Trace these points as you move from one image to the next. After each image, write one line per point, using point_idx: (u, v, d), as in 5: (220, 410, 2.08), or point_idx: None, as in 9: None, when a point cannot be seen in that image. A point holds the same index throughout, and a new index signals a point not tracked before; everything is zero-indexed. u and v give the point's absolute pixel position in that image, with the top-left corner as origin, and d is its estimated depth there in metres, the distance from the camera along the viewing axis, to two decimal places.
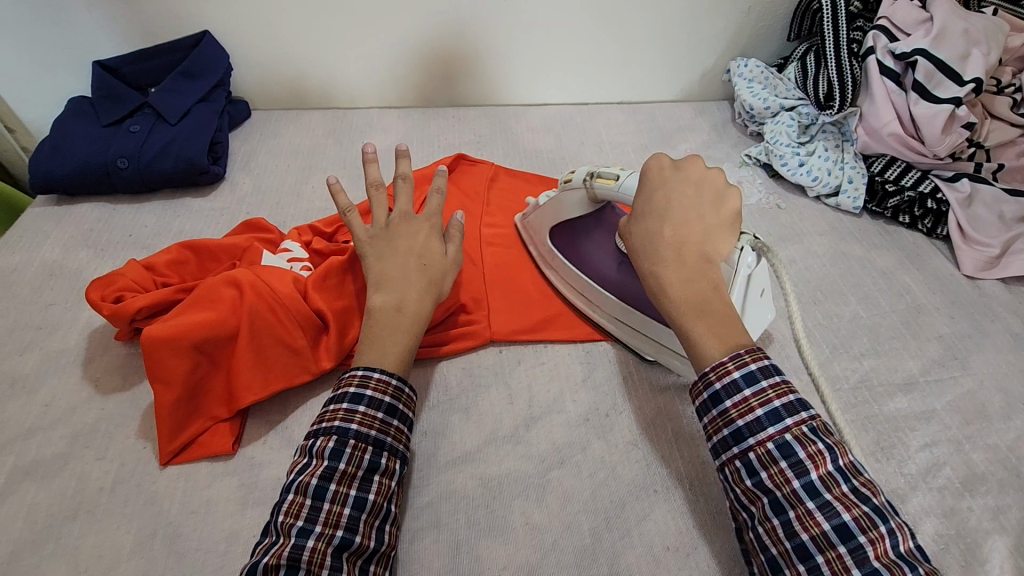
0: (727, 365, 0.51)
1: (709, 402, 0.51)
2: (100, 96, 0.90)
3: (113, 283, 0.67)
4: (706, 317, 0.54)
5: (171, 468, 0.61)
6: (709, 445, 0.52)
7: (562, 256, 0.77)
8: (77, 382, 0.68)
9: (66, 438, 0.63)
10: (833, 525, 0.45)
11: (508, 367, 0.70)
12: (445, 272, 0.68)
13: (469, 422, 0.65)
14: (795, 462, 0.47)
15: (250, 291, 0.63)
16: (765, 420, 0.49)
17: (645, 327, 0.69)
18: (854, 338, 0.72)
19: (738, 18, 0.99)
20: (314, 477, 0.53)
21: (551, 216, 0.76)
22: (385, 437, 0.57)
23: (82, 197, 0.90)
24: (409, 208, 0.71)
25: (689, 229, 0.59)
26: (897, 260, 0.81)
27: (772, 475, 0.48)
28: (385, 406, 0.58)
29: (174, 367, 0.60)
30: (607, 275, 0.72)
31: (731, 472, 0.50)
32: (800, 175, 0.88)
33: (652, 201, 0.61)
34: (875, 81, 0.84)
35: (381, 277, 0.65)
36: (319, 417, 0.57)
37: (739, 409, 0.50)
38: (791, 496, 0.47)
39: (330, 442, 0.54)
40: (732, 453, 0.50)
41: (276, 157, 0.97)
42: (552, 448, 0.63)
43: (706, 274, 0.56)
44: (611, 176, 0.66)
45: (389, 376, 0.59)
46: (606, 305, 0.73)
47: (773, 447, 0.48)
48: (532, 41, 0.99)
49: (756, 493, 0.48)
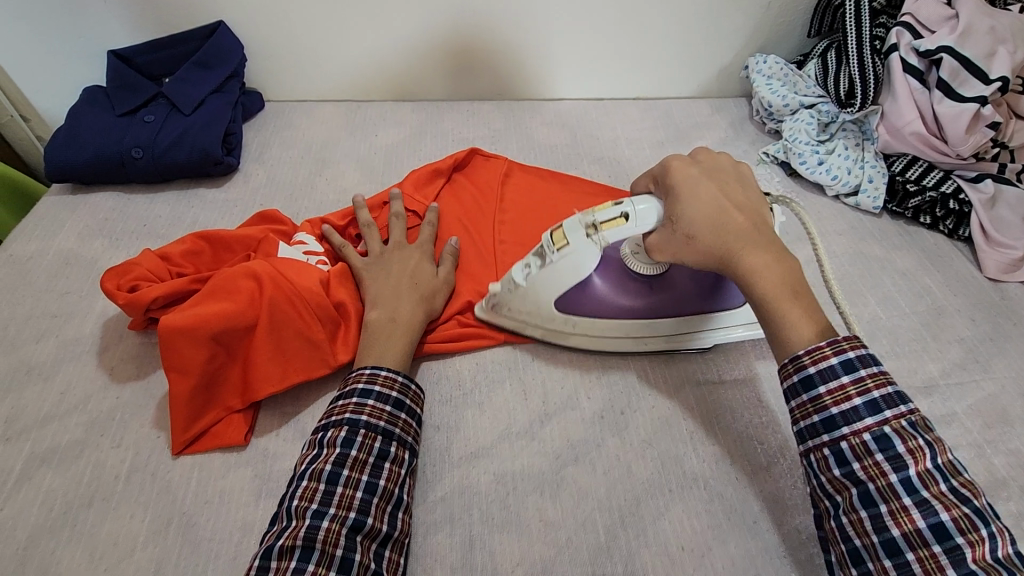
0: (825, 351, 0.51)
1: (801, 388, 0.51)
2: (115, 86, 0.91)
3: (129, 272, 0.67)
4: (800, 300, 0.54)
5: (185, 458, 0.61)
6: (796, 430, 0.53)
7: (578, 316, 0.68)
8: (92, 370, 0.68)
9: (81, 425, 0.63)
10: (929, 523, 0.45)
11: (522, 363, 0.70)
12: (438, 289, 0.71)
13: (483, 417, 0.65)
14: (893, 456, 0.47)
15: (269, 284, 0.64)
16: (862, 410, 0.49)
17: (688, 326, 0.68)
18: (872, 340, 0.71)
19: (757, 14, 0.98)
20: (328, 464, 0.54)
21: (554, 288, 0.65)
22: (393, 427, 0.58)
23: (98, 186, 0.90)
24: (402, 239, 0.75)
25: (747, 214, 0.58)
26: (917, 261, 0.80)
27: (865, 467, 0.48)
28: (393, 400, 0.59)
29: (190, 356, 0.60)
30: (642, 303, 0.67)
31: (819, 460, 0.50)
32: (819, 174, 0.87)
33: (697, 200, 0.57)
34: (898, 79, 0.83)
35: (377, 296, 0.68)
36: (328, 411, 0.59)
37: (836, 396, 0.50)
38: (885, 490, 0.47)
39: (341, 432, 0.56)
40: (823, 441, 0.50)
41: (290, 149, 0.97)
42: (566, 444, 0.62)
43: (784, 255, 0.56)
44: (618, 215, 0.59)
45: (395, 373, 0.61)
46: (649, 331, 0.68)
47: (870, 439, 0.48)
48: (548, 35, 0.99)
49: (845, 483, 0.49)
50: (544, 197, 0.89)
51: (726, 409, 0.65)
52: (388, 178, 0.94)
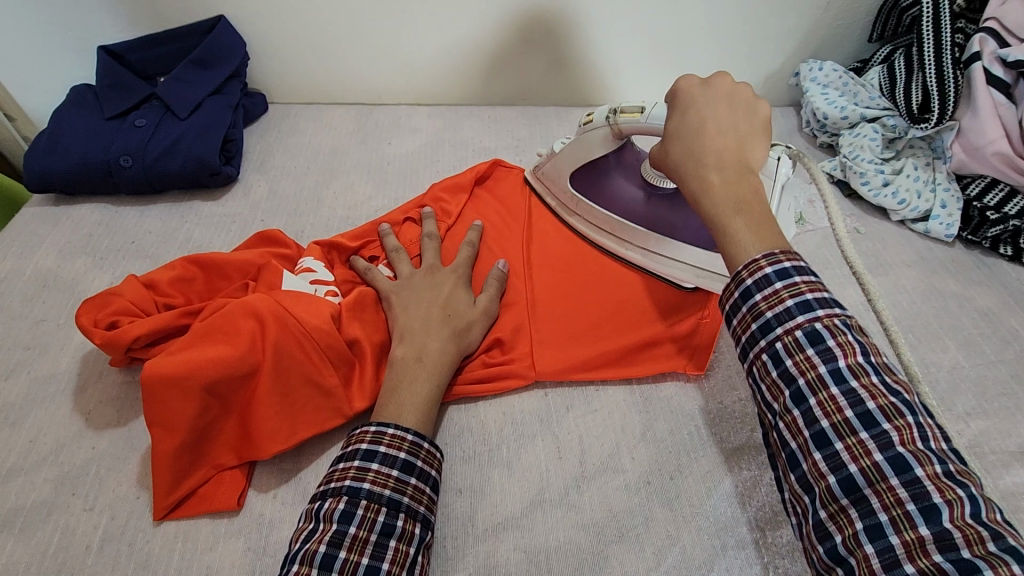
0: (759, 261, 0.42)
1: (737, 300, 0.43)
2: (104, 85, 0.82)
3: (108, 305, 0.58)
4: (748, 218, 0.45)
5: (167, 525, 0.53)
6: (732, 343, 0.44)
7: (583, 199, 0.73)
8: (66, 415, 0.60)
9: (50, 482, 0.55)
10: (858, 412, 0.38)
11: (554, 414, 0.61)
12: (474, 322, 0.63)
13: (512, 479, 0.56)
14: (824, 350, 0.39)
15: (272, 322, 0.55)
16: (795, 309, 0.41)
17: (680, 254, 0.67)
18: (956, 393, 0.62)
19: (814, 16, 0.89)
20: (322, 544, 0.45)
21: (571, 161, 0.73)
22: (401, 496, 0.49)
23: (83, 196, 0.82)
24: (435, 261, 0.68)
25: (727, 135, 0.51)
26: (999, 300, 0.71)
27: (797, 363, 0.40)
28: (401, 463, 0.51)
29: (178, 408, 0.52)
30: (637, 207, 0.71)
31: (756, 368, 0.42)
32: (884, 197, 0.78)
33: (682, 119, 0.53)
34: (981, 91, 0.74)
35: (405, 329, 0.60)
36: (326, 476, 0.50)
37: (768, 301, 0.42)
38: (815, 383, 0.39)
39: (339, 505, 0.47)
40: (758, 348, 0.42)
41: (295, 157, 0.89)
42: (609, 516, 0.54)
43: (747, 178, 0.48)
44: (636, 109, 0.64)
45: (405, 431, 0.52)
46: (628, 236, 0.70)
47: (802, 336, 0.40)
48: (581, 35, 0.90)
49: (778, 387, 0.41)
50: None
51: None
52: (404, 191, 0.85)
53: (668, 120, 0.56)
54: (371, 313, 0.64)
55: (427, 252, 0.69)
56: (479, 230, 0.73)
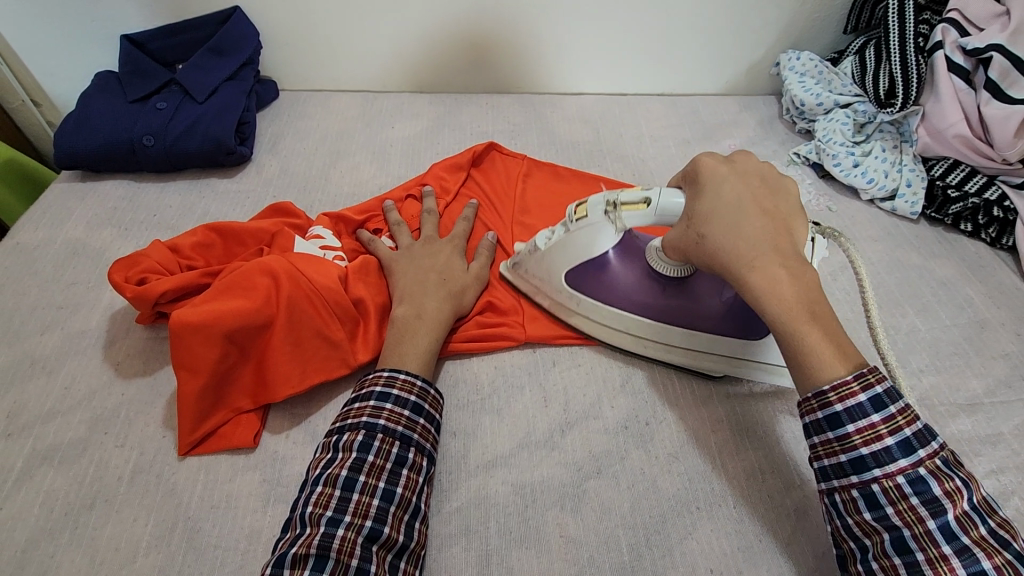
0: (852, 387, 0.47)
1: (827, 427, 0.48)
2: (127, 71, 0.88)
3: (137, 264, 0.64)
4: (820, 323, 0.49)
5: (191, 459, 0.59)
6: (817, 467, 0.50)
7: (583, 295, 0.67)
8: (97, 365, 0.66)
9: (85, 423, 0.61)
10: (971, 571, 0.42)
11: (543, 368, 0.67)
12: (468, 286, 0.69)
13: (502, 424, 0.62)
14: (929, 499, 0.44)
15: (286, 281, 0.61)
16: (895, 450, 0.46)
17: (707, 346, 0.64)
18: (911, 353, 0.68)
19: (792, 8, 0.94)
20: (344, 469, 0.51)
21: (567, 260, 0.65)
22: (411, 433, 0.55)
23: (107, 173, 0.88)
24: (433, 233, 0.74)
25: (773, 222, 0.53)
26: (958, 271, 0.76)
27: (901, 511, 0.45)
28: (411, 404, 0.57)
29: (202, 355, 0.58)
30: (652, 302, 0.65)
31: (848, 503, 0.47)
32: (854, 177, 0.83)
33: (720, 203, 0.54)
34: (943, 78, 0.79)
35: (405, 291, 0.66)
36: (343, 414, 0.56)
37: (865, 437, 0.46)
38: (922, 536, 0.44)
39: (358, 436, 0.53)
40: (849, 482, 0.47)
41: (304, 139, 0.94)
42: (589, 456, 0.60)
43: (806, 270, 0.51)
44: (641, 199, 0.58)
45: (414, 377, 0.58)
46: (649, 333, 0.66)
47: (904, 482, 0.45)
48: (573, 27, 0.95)
49: (876, 528, 0.46)
50: (566, 196, 0.86)
51: (757, 424, 0.62)
52: (405, 172, 0.91)
53: (688, 198, 0.56)
54: (376, 280, 0.69)
55: (426, 225, 0.75)
56: (474, 206, 0.79)
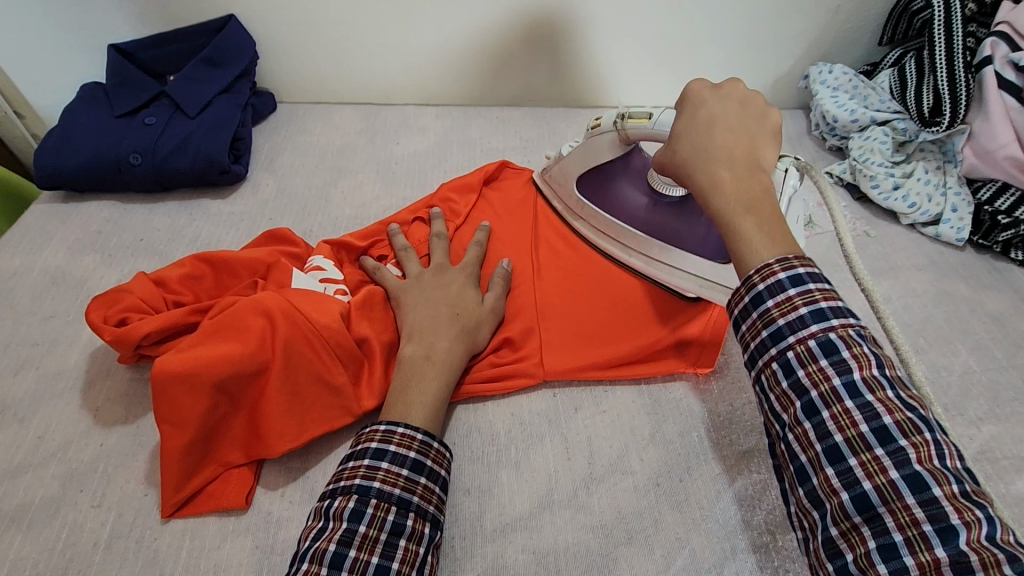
0: (773, 266, 0.43)
1: (749, 305, 0.44)
2: (114, 83, 0.82)
3: (118, 302, 0.58)
4: (756, 215, 0.46)
5: (176, 522, 0.53)
6: (742, 350, 0.45)
7: (587, 202, 0.72)
8: (74, 411, 0.60)
9: (58, 479, 0.55)
10: (873, 427, 0.38)
11: (563, 415, 0.61)
12: (483, 322, 0.63)
13: (520, 480, 0.56)
14: (838, 361, 0.40)
15: (282, 320, 0.55)
16: (809, 318, 0.41)
17: (678, 263, 0.65)
18: (968, 398, 0.62)
19: (824, 18, 0.89)
20: (332, 543, 0.45)
21: (579, 163, 0.71)
22: (411, 496, 0.49)
23: (91, 193, 0.82)
24: (444, 260, 0.68)
25: (736, 133, 0.52)
26: (1010, 304, 0.70)
27: (810, 374, 0.40)
28: (411, 462, 0.50)
29: (187, 405, 0.52)
30: (639, 214, 0.69)
31: (767, 377, 0.43)
32: (894, 200, 0.78)
33: (693, 117, 0.54)
34: (992, 94, 0.74)
35: (414, 328, 0.60)
36: (336, 474, 0.50)
37: (781, 307, 0.42)
38: (828, 396, 0.40)
39: (349, 503, 0.47)
40: (768, 356, 0.42)
41: (304, 157, 0.89)
42: (618, 518, 0.54)
43: (756, 176, 0.49)
44: (644, 115, 0.63)
45: (414, 430, 0.52)
46: (631, 243, 0.69)
47: (816, 346, 0.41)
48: (590, 36, 0.90)
49: (790, 397, 0.41)
50: None
51: None
52: (411, 191, 0.85)
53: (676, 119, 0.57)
54: (381, 313, 0.63)
55: (436, 252, 0.69)
56: (487, 230, 0.73)
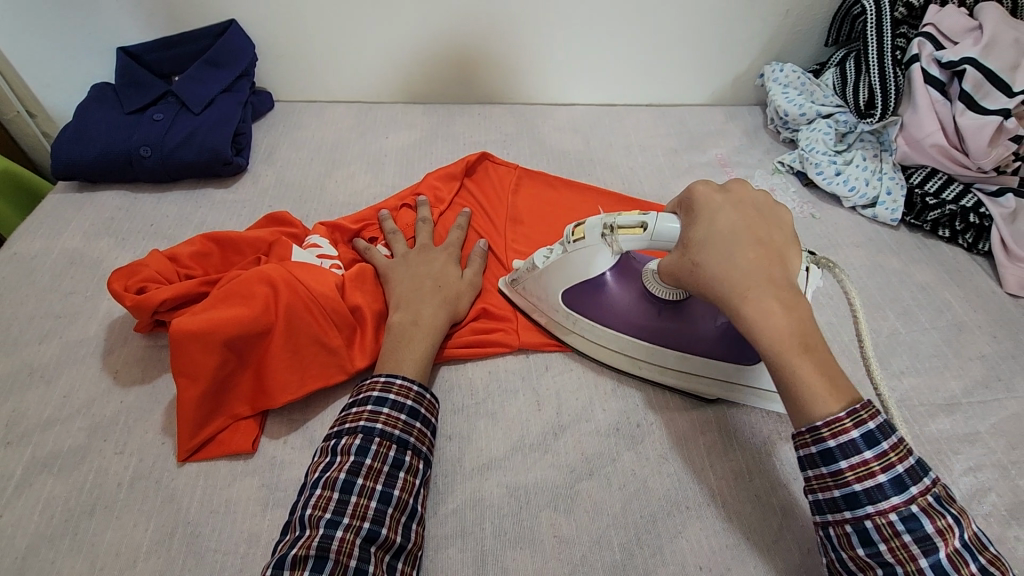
0: (845, 423, 0.46)
1: (819, 459, 0.47)
2: (124, 83, 0.90)
3: (136, 273, 0.65)
4: (812, 354, 0.47)
5: (190, 466, 0.60)
6: (813, 499, 0.49)
7: (580, 316, 0.67)
8: (95, 373, 0.67)
9: (84, 430, 0.62)
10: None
11: (535, 373, 0.68)
12: (462, 293, 0.71)
13: (496, 428, 0.63)
14: (922, 537, 0.44)
15: (285, 289, 0.62)
16: (888, 488, 0.45)
17: (702, 368, 0.64)
18: (892, 356, 0.70)
19: (775, 21, 0.97)
20: (342, 472, 0.52)
21: (563, 280, 0.66)
22: (408, 436, 0.56)
23: (103, 184, 0.89)
24: (428, 242, 0.75)
25: (767, 250, 0.51)
26: (937, 275, 0.79)
27: (893, 548, 0.45)
28: (408, 408, 0.58)
29: (201, 362, 0.59)
30: (646, 325, 0.64)
31: (842, 538, 0.47)
32: (836, 185, 0.86)
33: (713, 231, 0.53)
34: (919, 89, 0.82)
35: (400, 298, 0.67)
36: (341, 418, 0.57)
37: (859, 474, 0.46)
38: (913, 573, 0.44)
39: (356, 441, 0.54)
40: (843, 517, 0.47)
41: (300, 150, 0.96)
42: (581, 458, 0.61)
43: (801, 304, 0.49)
44: (636, 224, 0.59)
45: (410, 382, 0.59)
46: (645, 355, 0.66)
47: (897, 520, 0.45)
48: (563, 38, 0.98)
49: (869, 563, 0.46)
50: (556, 207, 0.87)
51: (744, 425, 0.64)
52: (399, 181, 0.92)
53: (685, 226, 0.56)
54: (372, 289, 0.70)
55: (421, 234, 0.77)
56: (467, 214, 0.80)
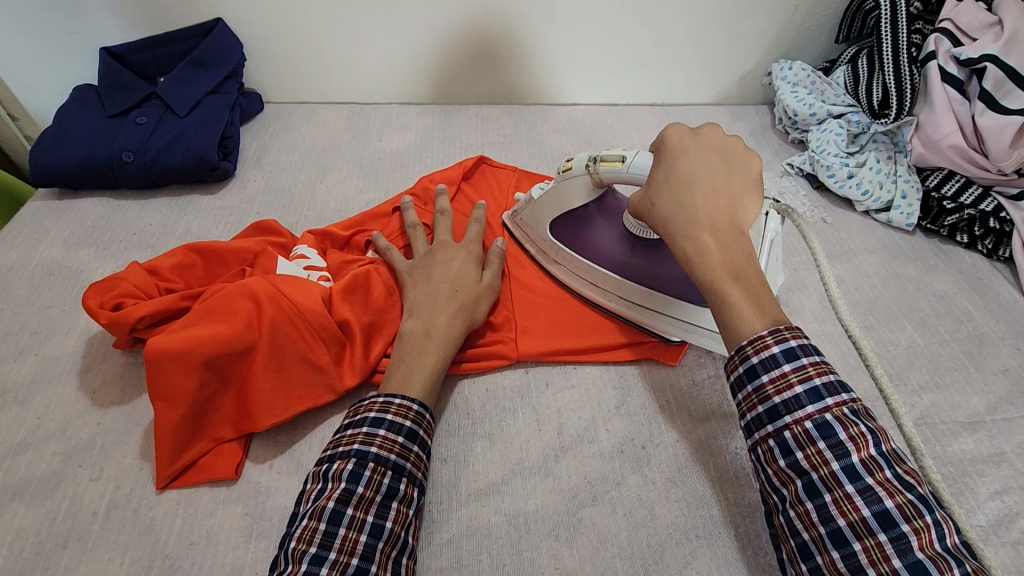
0: (766, 340, 0.47)
1: (744, 378, 0.48)
2: (106, 85, 0.86)
3: (114, 288, 0.62)
4: (745, 284, 0.50)
5: (169, 493, 0.56)
6: (742, 423, 0.49)
7: (564, 248, 0.72)
8: (72, 393, 0.63)
9: (58, 455, 0.59)
10: (874, 511, 0.42)
11: (535, 390, 0.65)
12: (482, 297, 0.67)
13: (494, 450, 0.60)
14: (835, 443, 0.44)
15: (269, 305, 0.59)
16: (804, 398, 0.45)
17: (664, 307, 0.67)
18: (911, 370, 0.67)
19: (784, 17, 0.94)
20: (331, 501, 0.49)
21: (550, 212, 0.71)
22: (405, 462, 0.53)
23: (86, 190, 0.85)
24: (447, 238, 0.71)
25: (718, 193, 0.54)
26: (955, 283, 0.75)
27: (809, 456, 0.44)
28: (406, 431, 0.54)
29: (180, 384, 0.56)
30: (617, 258, 0.69)
31: (765, 453, 0.47)
32: (849, 188, 0.82)
33: (673, 171, 0.56)
34: (936, 88, 0.78)
35: (414, 303, 0.64)
36: (336, 440, 0.54)
37: (776, 385, 0.46)
38: (829, 479, 0.43)
39: (348, 466, 0.51)
40: (765, 433, 0.47)
41: (290, 153, 0.92)
42: (584, 482, 0.58)
43: (738, 240, 0.52)
44: (616, 158, 0.63)
45: (411, 401, 0.56)
46: (613, 287, 0.70)
47: (812, 427, 0.45)
48: (562, 35, 0.94)
49: (789, 475, 0.45)
50: None
51: None
52: (393, 185, 0.89)
53: (654, 167, 0.59)
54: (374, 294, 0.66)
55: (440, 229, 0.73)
56: (484, 208, 0.76)
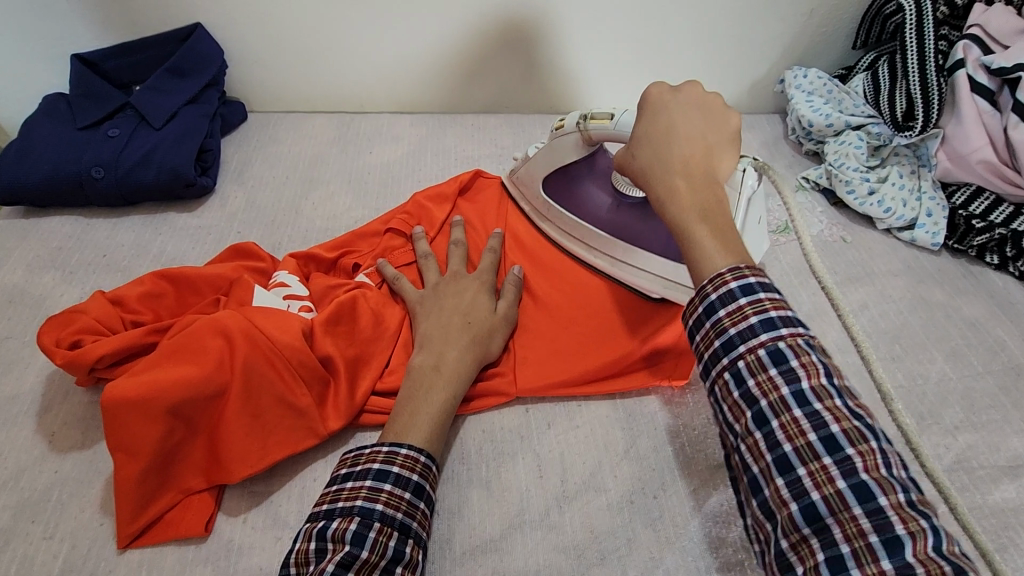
0: (726, 277, 0.41)
1: (703, 316, 0.42)
2: (76, 94, 0.80)
3: (72, 324, 0.57)
4: (715, 226, 0.44)
5: (131, 553, 0.51)
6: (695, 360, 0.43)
7: (554, 204, 0.71)
8: (28, 438, 0.58)
9: (9, 509, 0.53)
10: (821, 436, 0.37)
11: (535, 431, 0.60)
12: (496, 329, 0.61)
13: (491, 500, 0.55)
14: (787, 370, 0.38)
15: (242, 342, 0.53)
16: (758, 327, 0.40)
17: (645, 264, 0.65)
18: (943, 407, 0.61)
19: (799, 22, 0.88)
20: (331, 563, 0.43)
21: (543, 167, 0.70)
22: (411, 521, 0.47)
23: (54, 208, 0.80)
24: (460, 268, 0.66)
25: (695, 142, 0.49)
26: (986, 309, 0.70)
27: (760, 383, 0.39)
28: (412, 485, 0.49)
29: (141, 434, 0.50)
30: (604, 215, 0.68)
31: (719, 388, 0.41)
32: (870, 206, 0.77)
33: (652, 125, 0.51)
34: (965, 99, 0.74)
35: (426, 336, 0.59)
36: (333, 494, 0.48)
37: (731, 317, 0.40)
38: (777, 405, 0.38)
39: (351, 525, 0.45)
40: (721, 367, 0.41)
41: (273, 167, 0.87)
42: (591, 537, 0.52)
43: (713, 188, 0.47)
44: (605, 115, 0.63)
45: (418, 452, 0.50)
46: (597, 244, 0.69)
47: (766, 355, 0.39)
48: (564, 41, 0.89)
49: (740, 408, 0.39)
50: None
51: None
52: (383, 201, 0.84)
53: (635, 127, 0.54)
54: (369, 323, 0.61)
55: (454, 259, 0.68)
56: (501, 236, 0.71)
